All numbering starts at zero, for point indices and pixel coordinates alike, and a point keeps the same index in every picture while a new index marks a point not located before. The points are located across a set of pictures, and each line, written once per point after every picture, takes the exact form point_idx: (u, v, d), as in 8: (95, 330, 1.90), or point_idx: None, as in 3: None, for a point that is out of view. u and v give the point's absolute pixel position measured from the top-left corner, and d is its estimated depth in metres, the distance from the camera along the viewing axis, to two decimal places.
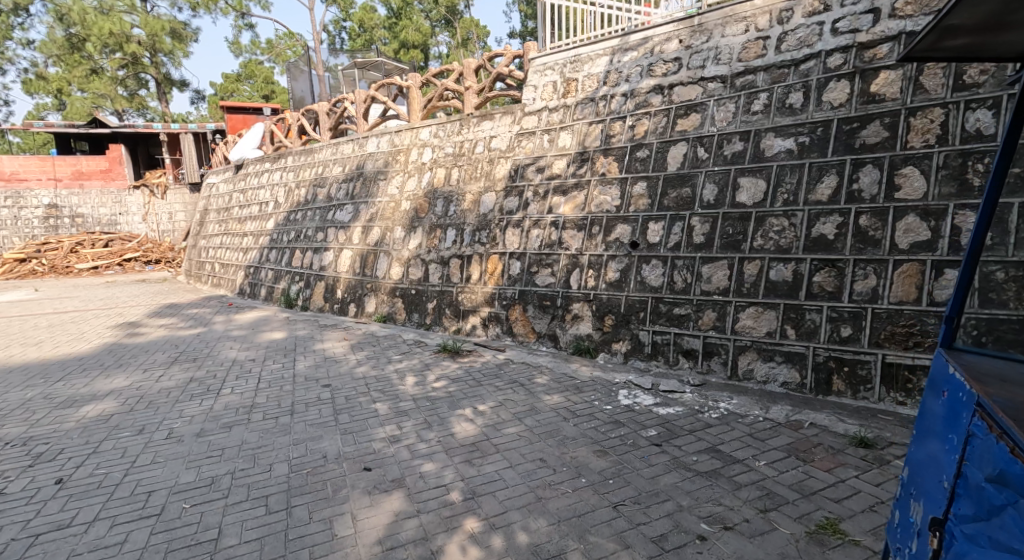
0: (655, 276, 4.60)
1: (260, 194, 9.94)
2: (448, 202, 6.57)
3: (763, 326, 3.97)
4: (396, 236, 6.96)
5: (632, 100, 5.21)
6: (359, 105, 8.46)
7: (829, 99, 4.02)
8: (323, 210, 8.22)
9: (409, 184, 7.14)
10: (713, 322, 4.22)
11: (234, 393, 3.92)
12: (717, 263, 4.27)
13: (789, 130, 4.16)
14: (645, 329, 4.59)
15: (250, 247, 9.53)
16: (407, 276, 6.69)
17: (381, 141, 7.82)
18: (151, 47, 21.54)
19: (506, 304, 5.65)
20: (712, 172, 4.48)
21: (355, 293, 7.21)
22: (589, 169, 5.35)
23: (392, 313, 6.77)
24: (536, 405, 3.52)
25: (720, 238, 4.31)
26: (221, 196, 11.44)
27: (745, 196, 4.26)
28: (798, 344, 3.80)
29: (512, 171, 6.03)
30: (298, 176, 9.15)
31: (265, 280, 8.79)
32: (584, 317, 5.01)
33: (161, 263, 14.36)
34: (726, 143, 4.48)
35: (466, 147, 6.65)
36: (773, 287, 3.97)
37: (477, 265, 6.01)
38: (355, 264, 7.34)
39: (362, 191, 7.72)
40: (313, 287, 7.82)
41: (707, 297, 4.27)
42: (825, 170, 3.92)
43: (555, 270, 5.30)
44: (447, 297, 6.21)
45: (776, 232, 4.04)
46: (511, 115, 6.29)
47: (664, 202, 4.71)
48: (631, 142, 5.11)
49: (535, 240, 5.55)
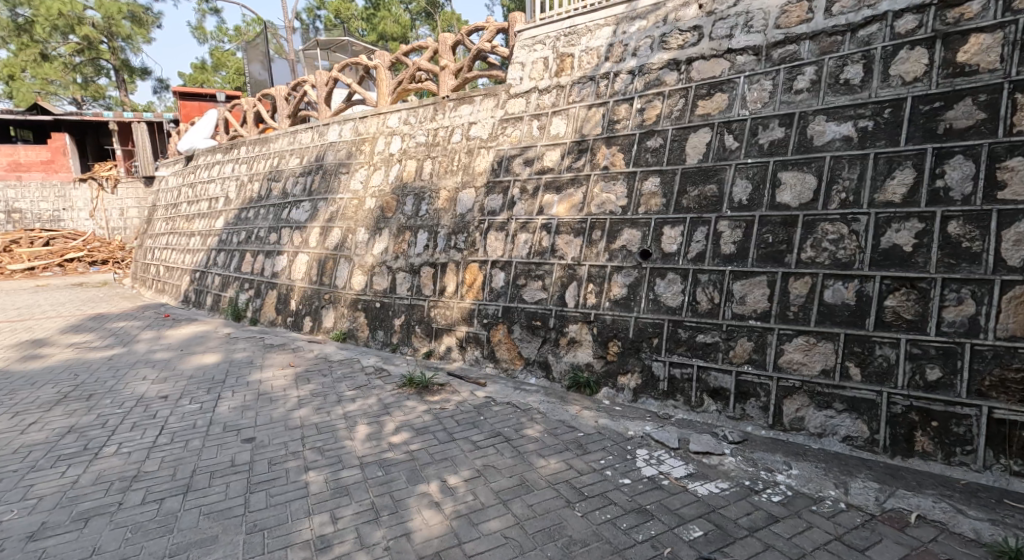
0: (672, 294, 3.72)
1: (209, 188, 8.82)
2: (420, 199, 5.61)
3: (816, 362, 3.11)
4: (358, 239, 5.98)
5: (641, 79, 4.32)
6: (320, 89, 7.44)
7: (899, 72, 3.16)
8: (278, 208, 7.17)
9: (375, 179, 6.15)
10: (750, 354, 3.35)
11: (118, 454, 2.89)
12: (754, 279, 3.41)
13: (844, 112, 3.30)
14: (659, 360, 3.70)
15: (198, 249, 8.39)
16: (371, 287, 5.70)
17: (345, 129, 6.81)
18: (106, 31, 19.83)
19: (487, 324, 4.70)
20: (744, 165, 3.63)
21: (311, 305, 6.19)
22: (588, 161, 4.44)
23: (353, 329, 5.77)
24: (527, 476, 2.59)
25: (757, 247, 3.45)
26: (169, 190, 10.26)
27: (789, 195, 3.41)
28: (866, 388, 2.93)
29: (495, 164, 5.09)
30: (251, 168, 8.07)
31: (211, 287, 7.68)
32: (583, 342, 4.10)
33: (108, 263, 13.04)
34: (761, 130, 3.62)
35: (442, 135, 5.69)
36: (830, 313, 3.10)
37: (453, 276, 5.06)
38: (311, 271, 6.32)
39: (321, 186, 6.70)
40: (263, 296, 6.76)
41: (740, 323, 3.41)
42: (897, 162, 3.06)
43: (546, 284, 4.37)
44: (417, 313, 5.26)
45: (831, 241, 3.19)
46: (495, 97, 5.35)
47: (683, 203, 3.84)
48: (639, 129, 4.22)
49: (523, 246, 4.62)
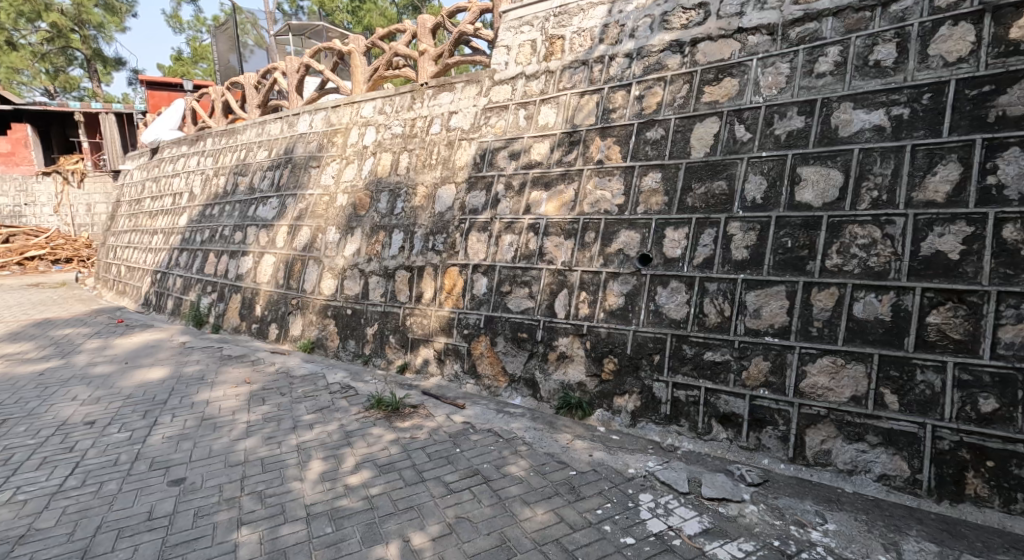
0: (676, 305, 3.29)
1: (174, 182, 8.22)
2: (395, 196, 5.12)
3: (845, 387, 2.68)
4: (329, 239, 5.47)
5: (640, 63, 3.88)
6: (291, 76, 6.90)
7: (939, 51, 2.74)
8: (244, 204, 6.62)
9: (347, 173, 5.64)
10: (766, 375, 2.93)
11: (9, 504, 2.38)
12: (770, 289, 2.99)
13: (874, 98, 2.89)
14: (661, 381, 3.27)
15: (159, 248, 7.80)
16: (342, 292, 5.20)
17: (316, 120, 6.28)
18: (76, 19, 18.93)
19: (468, 335, 4.24)
20: (758, 159, 3.20)
21: (277, 311, 5.67)
22: (580, 155, 3.99)
23: (321, 338, 5.26)
24: (508, 533, 2.15)
25: (774, 252, 3.03)
26: (133, 185, 9.63)
27: (810, 193, 2.99)
28: (906, 420, 2.51)
29: (478, 158, 4.62)
30: (216, 161, 7.50)
31: (172, 290, 7.10)
32: (574, 358, 3.65)
33: (72, 262, 12.36)
34: (778, 119, 3.19)
35: (420, 126, 5.20)
36: (862, 330, 2.68)
37: (431, 281, 4.59)
38: (278, 274, 5.80)
39: (290, 180, 6.17)
40: (227, 300, 6.22)
41: (755, 340, 2.98)
42: (940, 156, 2.65)
43: (533, 291, 3.92)
44: (392, 321, 4.78)
45: (861, 247, 2.77)
46: (478, 84, 4.86)
47: (688, 202, 3.41)
48: (637, 119, 3.77)
49: (508, 249, 4.16)
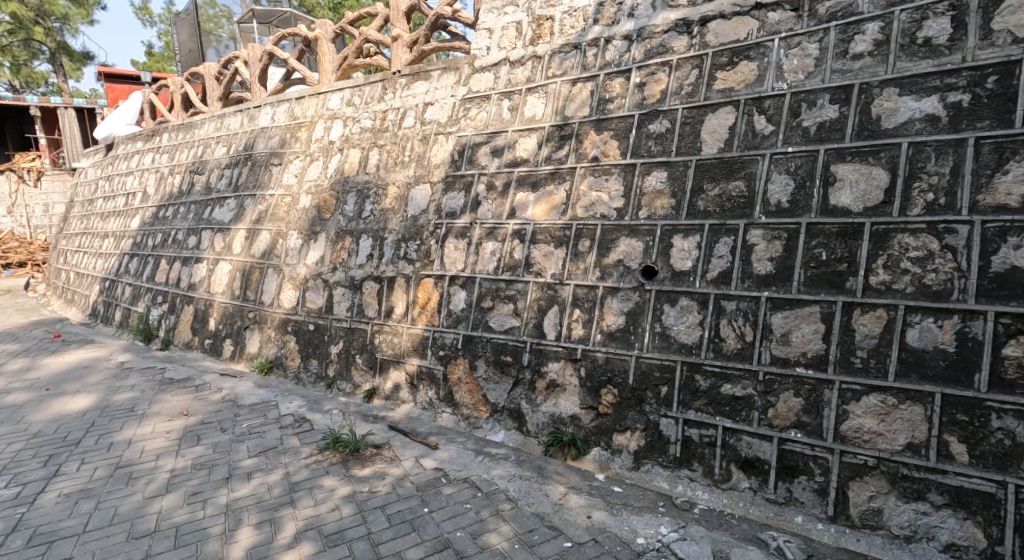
0: (687, 327, 2.80)
1: (127, 181, 7.54)
2: (363, 197, 4.56)
3: (899, 432, 2.20)
4: (290, 245, 4.89)
5: (641, 46, 3.38)
6: (253, 66, 6.30)
7: (1006, 25, 2.27)
8: (199, 205, 6.00)
9: (311, 171, 5.07)
10: (798, 415, 2.44)
11: None
12: (801, 310, 2.51)
13: (925, 82, 2.42)
14: (670, 417, 2.78)
15: (110, 253, 7.10)
16: (304, 305, 4.63)
17: (278, 112, 5.69)
18: (38, 9, 17.92)
19: (443, 357, 3.70)
20: (783, 155, 2.73)
21: (232, 325, 5.07)
22: (572, 151, 3.48)
23: (280, 357, 4.67)
24: None
25: (805, 266, 2.54)
26: (87, 184, 8.90)
27: (848, 195, 2.51)
28: (980, 477, 2.05)
29: (456, 154, 4.09)
30: (172, 159, 6.85)
31: (120, 299, 6.43)
32: (566, 387, 3.15)
33: (25, 266, 11.53)
34: (806, 108, 2.72)
35: (391, 118, 4.65)
36: (919, 363, 2.20)
37: (403, 294, 4.05)
38: (234, 283, 5.19)
39: (249, 179, 5.57)
40: (178, 313, 5.59)
41: (784, 372, 2.49)
42: (1012, 151, 2.18)
43: (519, 308, 3.41)
44: (358, 339, 4.22)
45: (915, 260, 2.29)
46: (456, 72, 4.33)
47: (699, 206, 2.92)
48: (638, 110, 3.28)
49: (490, 258, 3.64)
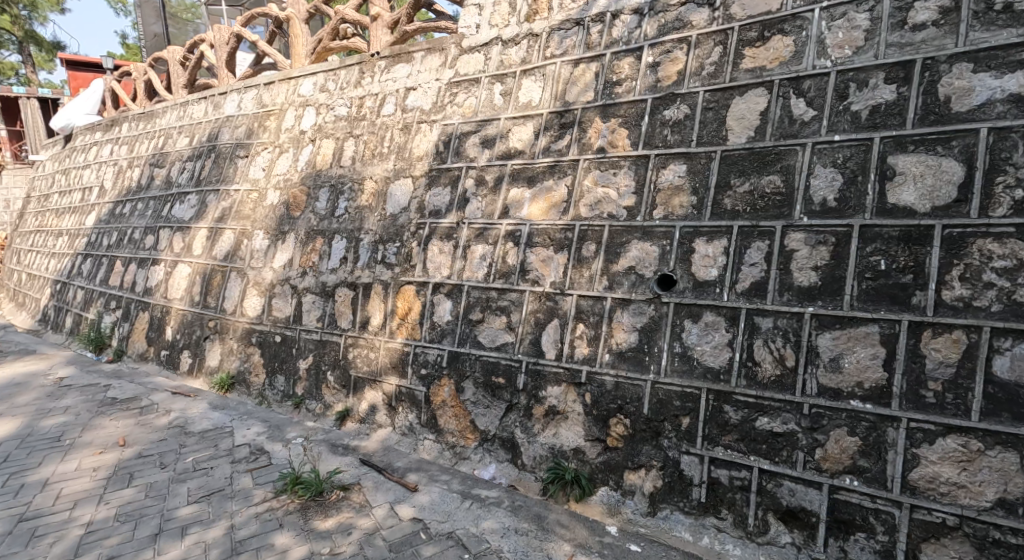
0: (713, 348, 2.37)
1: (84, 175, 6.94)
2: (337, 193, 4.07)
3: (987, 485, 1.79)
4: (255, 246, 4.38)
5: (654, 21, 2.93)
6: (220, 49, 5.75)
7: None
8: (159, 201, 5.45)
9: (279, 164, 4.56)
10: (855, 458, 2.01)
11: None
12: (855, 331, 2.08)
13: (1008, 55, 2.00)
14: (693, 455, 2.35)
15: (63, 253, 6.50)
16: (269, 313, 4.12)
17: (245, 99, 5.17)
18: None
19: (426, 377, 3.23)
20: (828, 144, 2.30)
21: (191, 334, 4.54)
22: (574, 141, 3.03)
23: (243, 372, 4.16)
24: None
25: (858, 277, 2.12)
26: (44, 178, 8.25)
27: (912, 191, 2.09)
28: None
29: (441, 145, 3.63)
30: (132, 150, 6.28)
31: (71, 304, 5.85)
32: (568, 415, 2.70)
33: None
34: (855, 89, 2.29)
35: (369, 105, 4.16)
36: (1010, 400, 1.79)
37: (380, 303, 3.57)
38: (193, 288, 4.66)
39: (212, 173, 5.04)
40: (132, 320, 5.04)
41: (835, 406, 2.07)
42: None
43: (513, 321, 2.95)
44: (330, 353, 3.73)
45: (1002, 272, 1.87)
46: (441, 53, 3.85)
47: (726, 204, 2.49)
48: (651, 93, 2.84)
49: (479, 263, 3.18)
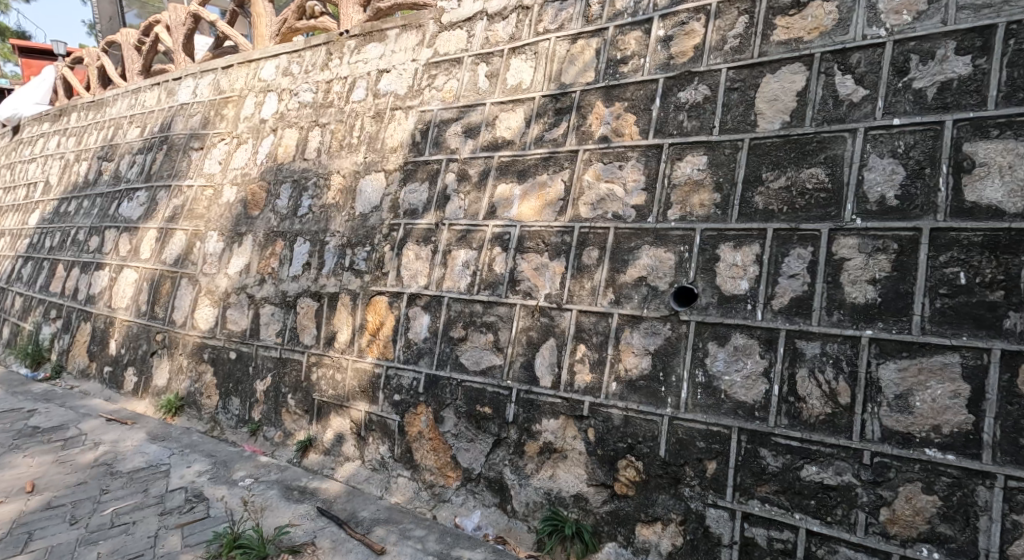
0: (745, 378, 1.94)
1: (30, 170, 6.33)
2: (300, 189, 3.58)
3: None
4: (209, 249, 3.88)
5: None
6: (177, 31, 5.21)
7: None
8: (105, 199, 4.90)
9: (237, 157, 4.06)
10: (934, 523, 1.60)
11: None
12: (928, 361, 1.67)
13: None
14: (722, 509, 1.92)
15: (4, 256, 5.90)
16: (222, 326, 3.62)
17: (201, 85, 4.64)
18: None
19: (399, 404, 2.77)
20: (886, 129, 1.88)
21: (136, 349, 4.02)
22: (572, 128, 2.58)
23: (193, 393, 3.65)
24: None
25: (930, 293, 1.70)
26: None
27: (997, 186, 1.67)
28: None
29: (417, 135, 3.16)
30: (80, 143, 5.71)
31: (9, 312, 5.27)
32: (568, 455, 2.26)
33: None
34: (918, 62, 1.87)
35: (337, 90, 3.68)
36: None
37: (347, 316, 3.09)
38: (140, 297, 4.14)
39: (163, 167, 4.52)
40: (73, 332, 4.49)
41: (906, 455, 1.66)
42: None
43: (501, 341, 2.51)
44: (290, 373, 3.25)
45: None
46: (418, 30, 3.39)
47: (757, 203, 2.06)
48: (663, 72, 2.41)
49: (461, 271, 2.73)
